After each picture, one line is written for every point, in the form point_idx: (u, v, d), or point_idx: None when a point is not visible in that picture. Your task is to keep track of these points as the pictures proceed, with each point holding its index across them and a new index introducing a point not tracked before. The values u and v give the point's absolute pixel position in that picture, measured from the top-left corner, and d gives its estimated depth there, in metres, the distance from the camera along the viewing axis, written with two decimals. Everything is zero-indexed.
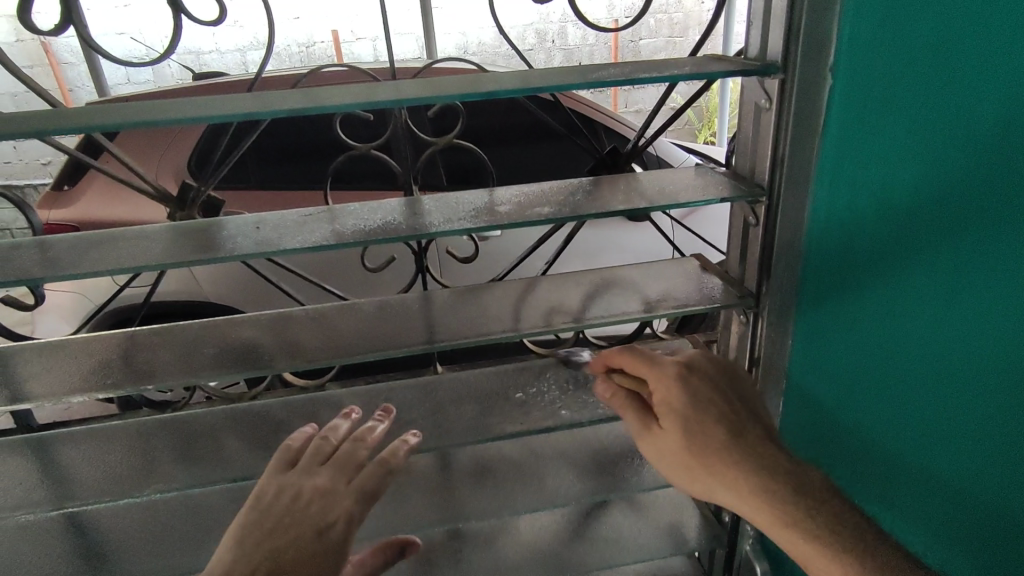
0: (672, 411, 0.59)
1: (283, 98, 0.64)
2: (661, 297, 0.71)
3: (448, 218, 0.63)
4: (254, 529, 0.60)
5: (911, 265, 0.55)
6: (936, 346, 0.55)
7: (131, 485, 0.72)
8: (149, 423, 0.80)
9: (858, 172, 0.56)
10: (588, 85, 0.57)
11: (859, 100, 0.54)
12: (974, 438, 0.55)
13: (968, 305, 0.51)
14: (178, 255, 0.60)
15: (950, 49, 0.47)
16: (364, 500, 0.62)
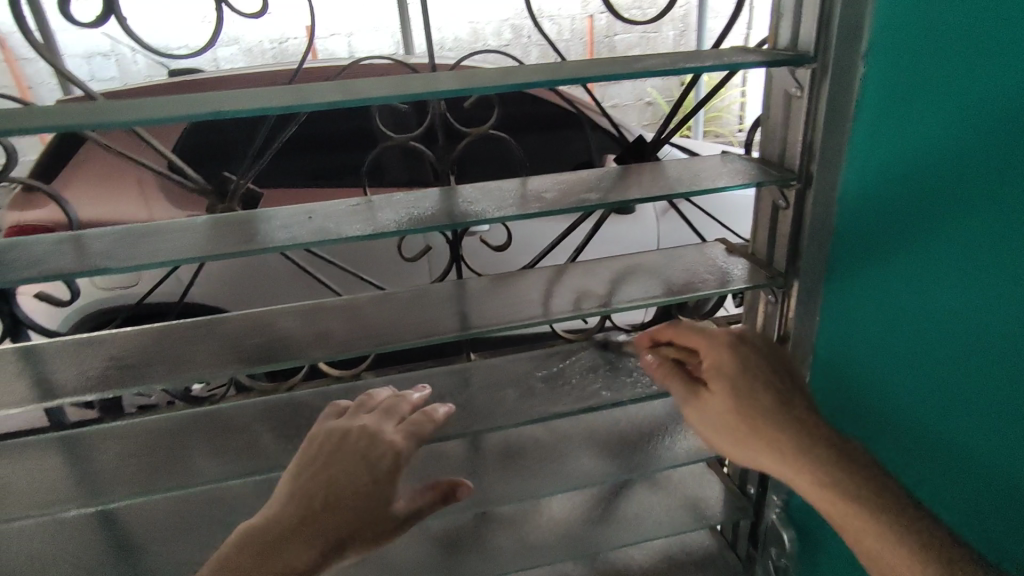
0: (721, 377, 0.64)
1: (319, 90, 0.61)
2: (693, 278, 0.74)
3: (491, 205, 0.65)
4: (312, 462, 0.61)
5: (941, 242, 0.58)
6: (963, 318, 0.59)
7: (166, 479, 0.71)
8: (180, 419, 0.79)
9: (890, 155, 0.60)
10: (632, 73, 0.60)
11: (894, 87, 0.58)
12: (999, 408, 0.58)
13: (996, 278, 0.54)
14: (219, 247, 0.57)
15: (981, 35, 0.50)
16: (413, 440, 0.62)
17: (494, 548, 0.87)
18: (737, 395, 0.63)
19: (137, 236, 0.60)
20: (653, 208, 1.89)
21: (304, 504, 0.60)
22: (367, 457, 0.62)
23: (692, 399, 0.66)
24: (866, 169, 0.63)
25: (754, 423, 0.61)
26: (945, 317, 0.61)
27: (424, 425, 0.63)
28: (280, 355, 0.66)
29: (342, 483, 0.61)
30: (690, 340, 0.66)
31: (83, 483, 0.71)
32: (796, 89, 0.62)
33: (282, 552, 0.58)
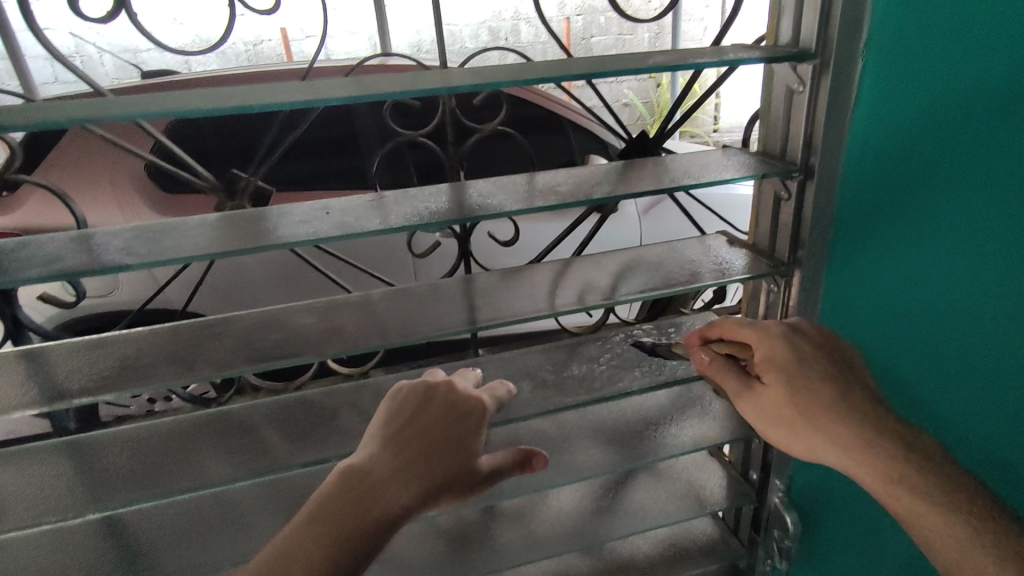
0: (778, 370, 0.66)
1: (332, 87, 0.59)
2: (699, 268, 0.75)
3: (506, 199, 0.65)
4: (396, 417, 0.64)
5: (953, 216, 0.65)
6: (975, 283, 0.66)
7: (166, 482, 0.68)
8: (176, 422, 0.76)
9: (895, 146, 0.65)
10: (646, 69, 0.61)
11: (900, 86, 0.62)
12: (1011, 357, 0.65)
13: (1006, 243, 0.62)
14: (238, 242, 0.57)
15: (982, 32, 0.56)
16: (496, 404, 0.69)
17: (502, 539, 0.86)
18: (793, 388, 0.65)
19: (153, 233, 0.59)
20: (636, 207, 1.93)
21: (396, 450, 0.61)
22: (450, 419, 0.65)
23: (746, 393, 0.68)
24: (873, 155, 0.67)
25: (810, 412, 0.64)
26: (959, 283, 0.67)
27: (497, 392, 0.71)
28: (297, 351, 0.65)
29: (432, 434, 0.63)
30: (743, 335, 0.68)
31: (84, 490, 0.68)
32: (801, 84, 0.64)
33: (379, 495, 0.58)
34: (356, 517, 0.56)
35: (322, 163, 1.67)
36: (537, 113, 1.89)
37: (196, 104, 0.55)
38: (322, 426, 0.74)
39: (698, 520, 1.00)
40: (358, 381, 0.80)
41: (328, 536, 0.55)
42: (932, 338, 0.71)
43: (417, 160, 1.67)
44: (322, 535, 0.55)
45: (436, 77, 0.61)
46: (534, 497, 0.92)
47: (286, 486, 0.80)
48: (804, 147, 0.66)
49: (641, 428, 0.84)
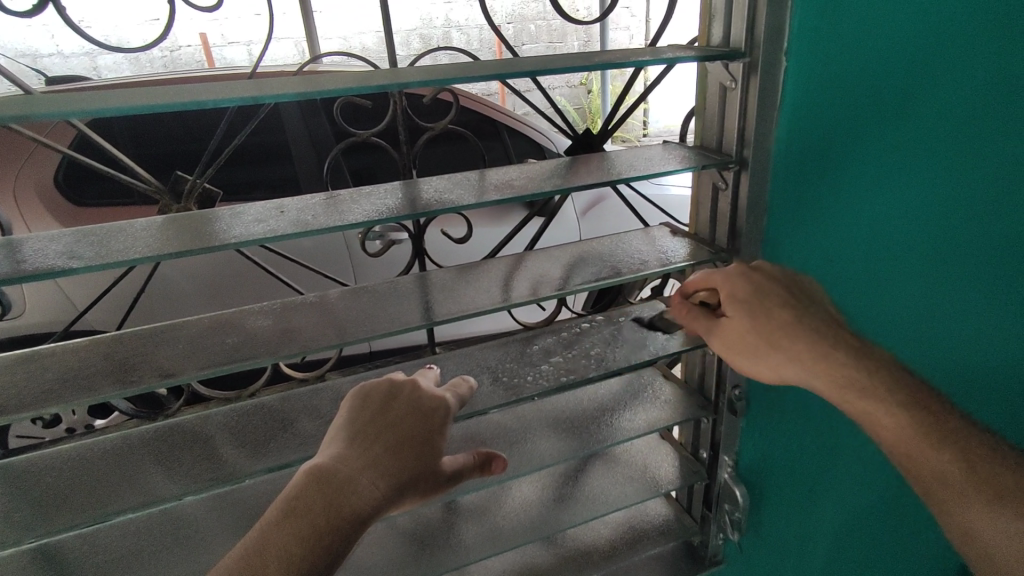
0: (738, 304, 0.68)
1: (281, 84, 0.57)
2: (647, 256, 0.79)
3: (462, 194, 0.66)
4: (359, 416, 0.63)
5: (867, 194, 0.74)
6: (886, 250, 0.75)
7: (109, 502, 0.64)
8: (116, 441, 0.72)
9: (819, 132, 0.71)
10: (593, 66, 0.63)
11: (816, 77, 0.68)
12: (917, 302, 0.77)
13: (916, 211, 0.73)
14: (189, 243, 0.55)
15: (897, 30, 0.64)
16: (459, 402, 0.69)
17: (467, 536, 0.86)
18: (754, 315, 0.67)
19: (96, 237, 0.57)
20: (575, 209, 1.98)
21: (364, 447, 0.61)
22: (414, 418, 0.65)
23: (714, 331, 0.70)
24: (829, 132, 0.71)
25: (775, 335, 0.67)
26: (874, 251, 0.76)
27: (460, 387, 0.70)
28: (253, 354, 0.64)
29: (399, 431, 0.63)
30: (707, 281, 0.70)
31: (13, 519, 0.63)
32: (733, 82, 0.69)
33: (351, 490, 0.58)
34: (329, 516, 0.56)
35: (260, 168, 1.62)
36: (477, 118, 1.91)
37: (129, 99, 0.52)
38: (279, 432, 0.72)
39: (652, 503, 1.04)
40: (314, 385, 0.79)
41: (304, 533, 0.55)
42: (902, 285, 0.77)
43: (359, 164, 1.65)
44: (298, 532, 0.55)
45: (389, 74, 0.61)
46: (493, 491, 0.92)
47: (239, 498, 0.77)
48: (737, 141, 0.72)
49: (597, 415, 0.87)
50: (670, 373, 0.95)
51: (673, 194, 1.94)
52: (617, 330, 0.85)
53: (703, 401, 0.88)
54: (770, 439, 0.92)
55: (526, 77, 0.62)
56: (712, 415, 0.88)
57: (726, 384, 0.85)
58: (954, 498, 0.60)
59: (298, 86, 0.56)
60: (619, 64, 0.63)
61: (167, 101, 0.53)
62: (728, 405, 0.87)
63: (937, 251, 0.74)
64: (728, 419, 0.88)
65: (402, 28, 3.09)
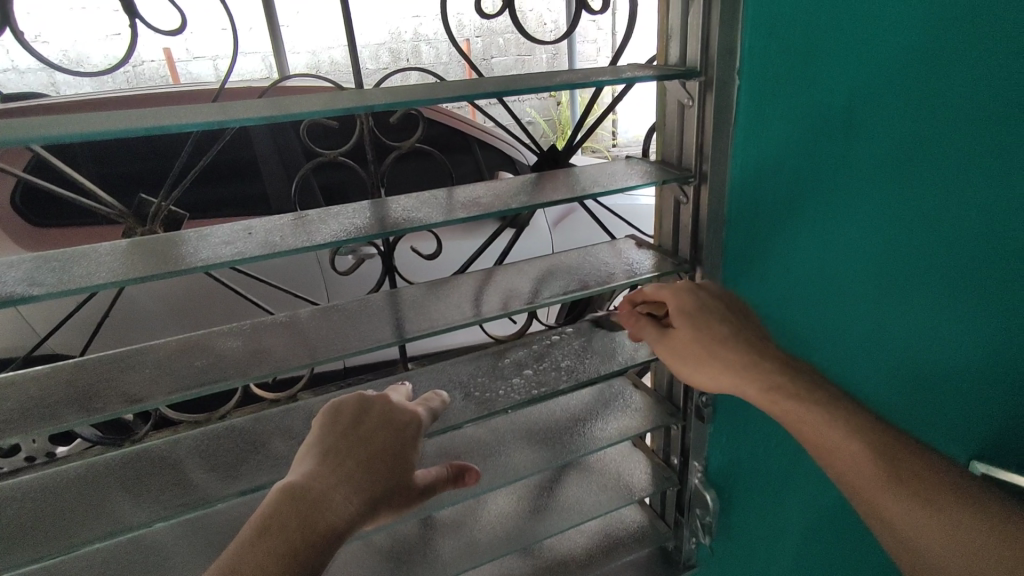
0: (685, 316, 0.72)
1: (246, 107, 0.57)
2: (614, 269, 0.81)
3: (429, 212, 0.67)
4: (329, 433, 0.63)
5: (824, 200, 0.76)
6: (846, 254, 0.78)
7: (76, 532, 0.62)
8: (81, 469, 0.70)
9: (771, 144, 0.75)
10: (555, 86, 0.65)
11: (768, 96, 0.72)
12: (879, 309, 0.78)
13: (870, 219, 0.74)
14: (156, 267, 0.55)
15: (837, 42, 0.67)
16: (431, 416, 0.69)
17: (442, 550, 0.86)
18: (696, 327, 0.71)
19: (57, 263, 0.56)
20: (547, 221, 2.00)
21: (336, 463, 0.61)
22: (387, 432, 0.65)
23: (661, 337, 0.75)
24: (782, 145, 0.74)
25: (716, 344, 0.71)
26: (835, 256, 0.79)
27: (432, 402, 0.71)
28: (222, 376, 0.63)
29: (371, 445, 0.63)
30: (656, 292, 0.74)
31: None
32: (690, 100, 0.72)
33: (326, 507, 0.58)
34: (305, 533, 0.56)
35: (226, 186, 1.60)
36: (447, 132, 1.92)
37: (90, 125, 0.51)
38: (249, 454, 0.71)
39: (626, 510, 1.05)
40: (285, 406, 0.78)
41: (279, 551, 0.54)
42: (861, 291, 0.79)
43: (328, 180, 1.64)
44: (274, 550, 0.54)
45: (355, 96, 0.62)
46: (468, 505, 0.93)
47: (211, 522, 0.76)
48: (695, 155, 0.74)
49: (569, 426, 0.88)
50: (640, 381, 0.97)
51: (643, 204, 1.98)
52: (587, 342, 0.87)
53: (672, 408, 0.90)
54: (738, 443, 0.95)
55: (491, 98, 0.63)
56: (682, 422, 0.89)
57: (694, 392, 0.87)
58: None
59: (264, 110, 0.57)
60: (581, 84, 0.65)
61: (129, 126, 0.53)
62: (697, 412, 0.89)
63: (892, 259, 0.75)
64: (696, 425, 0.90)
65: (371, 42, 3.10)
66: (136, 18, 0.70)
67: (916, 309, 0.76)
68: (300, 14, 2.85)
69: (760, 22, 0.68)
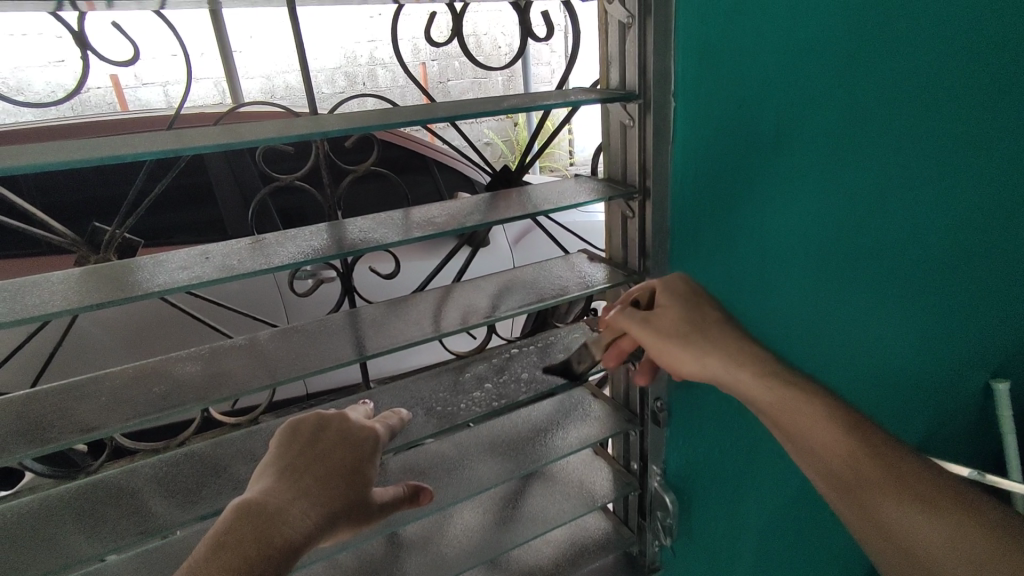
0: (674, 296, 0.76)
1: (201, 135, 0.58)
2: (567, 282, 0.84)
3: (384, 232, 0.69)
4: (288, 450, 0.65)
5: (758, 192, 0.83)
6: (782, 234, 0.86)
7: (22, 568, 0.61)
8: (30, 504, 0.68)
9: (712, 146, 0.80)
10: (504, 109, 0.68)
11: (701, 115, 0.78)
12: (804, 278, 0.90)
13: (798, 199, 0.84)
14: (110, 294, 0.55)
15: (760, 48, 0.75)
16: (389, 434, 0.71)
17: (408, 568, 0.86)
18: (685, 306, 0.75)
19: (6, 293, 0.55)
20: (506, 239, 2.04)
21: (294, 479, 0.62)
22: (343, 448, 0.66)
23: (648, 318, 0.74)
24: (719, 150, 0.80)
25: (701, 325, 0.74)
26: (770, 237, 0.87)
27: (390, 419, 0.73)
28: (178, 402, 0.63)
29: (329, 461, 0.65)
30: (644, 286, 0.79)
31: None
32: (631, 120, 0.77)
33: (283, 521, 0.58)
34: (258, 546, 0.56)
35: (181, 213, 1.58)
36: (404, 155, 1.94)
37: (39, 156, 0.51)
38: (208, 480, 0.71)
39: (590, 517, 1.08)
40: (244, 431, 0.77)
41: (234, 565, 0.54)
42: (793, 266, 0.89)
43: (284, 205, 1.64)
44: (225, 565, 0.54)
45: (309, 122, 0.63)
46: (435, 521, 0.93)
47: (169, 552, 0.75)
48: (639, 172, 0.79)
49: (531, 437, 0.90)
50: (598, 390, 1.00)
51: (599, 220, 2.05)
52: (545, 353, 0.90)
53: (629, 415, 0.94)
54: (694, 445, 0.98)
55: (442, 122, 0.66)
56: (641, 426, 0.93)
57: (648, 397, 0.90)
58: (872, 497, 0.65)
59: (218, 137, 0.58)
60: (527, 107, 0.69)
61: (80, 157, 0.54)
62: (653, 416, 0.92)
63: (817, 231, 0.87)
64: (652, 429, 0.94)
65: (327, 66, 3.09)
66: (88, 49, 0.71)
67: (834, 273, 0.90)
68: (253, 38, 2.80)
69: (690, 53, 0.74)
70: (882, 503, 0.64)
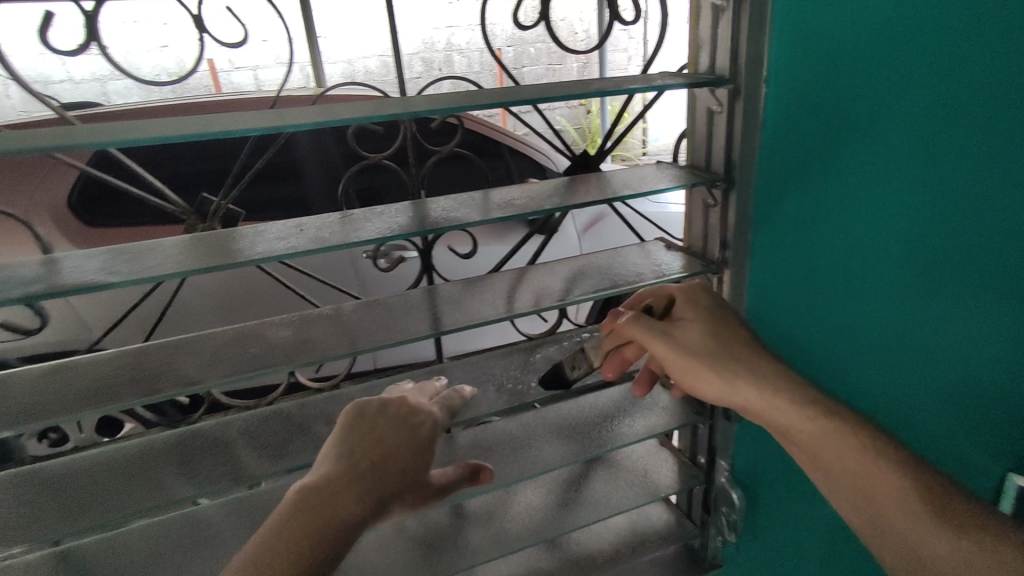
0: (698, 306, 0.76)
1: (300, 114, 0.62)
2: (643, 270, 0.83)
3: (464, 213, 0.71)
4: (353, 429, 0.67)
5: (838, 195, 0.75)
6: (861, 247, 0.75)
7: (133, 502, 0.68)
8: (140, 447, 0.75)
9: (797, 139, 0.75)
10: (590, 92, 0.68)
11: (787, 106, 0.74)
12: (882, 306, 0.75)
13: (880, 212, 0.72)
14: (217, 259, 0.60)
15: (851, 29, 0.66)
16: (445, 420, 0.72)
17: (472, 540, 0.89)
18: (708, 317, 0.75)
19: (128, 254, 0.61)
20: (576, 226, 2.03)
21: (355, 459, 0.64)
22: (402, 432, 0.68)
23: (667, 333, 0.74)
24: (805, 142, 0.75)
25: (725, 339, 0.74)
26: (848, 248, 0.76)
27: (450, 403, 0.74)
28: (269, 364, 0.68)
29: (389, 444, 0.66)
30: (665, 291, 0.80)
31: (37, 522, 0.66)
32: (718, 106, 0.77)
33: (341, 503, 0.60)
34: (320, 521, 0.58)
35: (270, 189, 1.67)
36: (479, 139, 1.96)
37: (162, 130, 0.56)
38: (293, 437, 0.75)
39: (652, 508, 1.07)
40: (325, 396, 0.82)
41: (301, 535, 0.57)
42: (870, 291, 0.76)
43: (364, 185, 1.69)
44: (294, 536, 0.57)
45: (400, 103, 0.66)
46: (498, 497, 0.95)
47: (256, 502, 0.80)
48: (724, 161, 0.78)
49: (597, 422, 0.91)
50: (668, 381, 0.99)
51: (671, 211, 2.00)
52: None
53: (699, 407, 0.92)
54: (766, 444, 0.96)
55: (525, 105, 0.67)
56: (708, 419, 0.91)
57: None
58: (886, 513, 0.61)
59: (316, 116, 0.62)
60: (612, 91, 0.68)
61: (195, 132, 0.58)
62: (723, 410, 0.91)
63: (900, 257, 0.72)
64: (722, 423, 0.93)
65: (406, 52, 3.15)
66: (203, 32, 0.76)
67: (913, 310, 0.73)
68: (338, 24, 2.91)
69: (785, 39, 0.72)
70: (907, 519, 0.59)
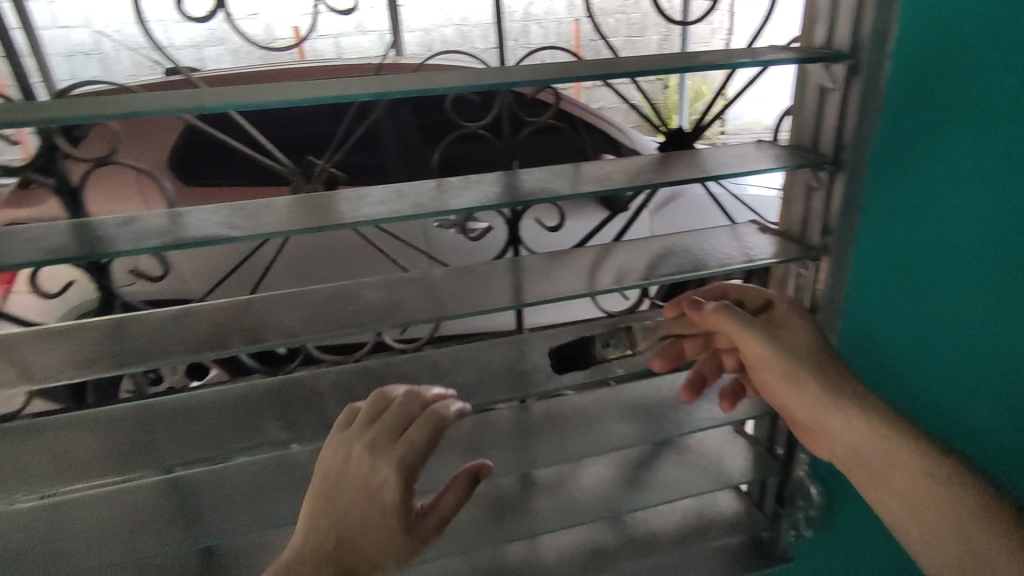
0: (799, 316, 0.80)
1: (405, 80, 0.63)
2: (734, 253, 0.81)
3: (557, 186, 0.71)
4: (317, 500, 0.61)
5: (945, 185, 0.74)
6: (962, 238, 0.74)
7: (235, 442, 0.73)
8: (240, 391, 0.81)
9: (911, 124, 0.75)
10: (696, 66, 0.66)
11: (904, 89, 0.74)
12: (978, 298, 0.74)
13: (984, 203, 0.70)
14: (323, 220, 0.62)
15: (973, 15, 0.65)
16: (413, 461, 0.61)
17: (541, 508, 0.91)
18: (809, 329, 0.79)
19: (241, 210, 0.65)
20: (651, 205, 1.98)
21: (322, 533, 0.59)
22: (362, 494, 0.60)
23: (773, 336, 0.77)
24: (917, 126, 0.74)
25: (823, 353, 0.78)
26: (949, 239, 0.75)
27: (425, 431, 0.62)
28: (363, 323, 0.71)
29: (351, 511, 0.60)
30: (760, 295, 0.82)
31: (153, 450, 0.73)
32: (833, 83, 0.72)
33: None
34: None
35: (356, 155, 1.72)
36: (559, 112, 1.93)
37: (278, 93, 0.59)
38: (379, 395, 0.79)
39: (719, 495, 1.06)
40: (408, 358, 0.85)
41: None
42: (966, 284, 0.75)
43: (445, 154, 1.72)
44: None
45: (501, 72, 0.65)
46: (566, 469, 0.97)
47: None
48: (833, 142, 0.74)
49: (674, 404, 0.90)
50: None
51: (753, 193, 1.92)
52: None
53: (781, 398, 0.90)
54: None
55: (627, 77, 0.65)
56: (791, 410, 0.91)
57: None
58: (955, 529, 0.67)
59: (422, 84, 0.62)
60: (717, 65, 0.66)
61: (308, 96, 0.60)
62: None
63: (999, 252, 0.70)
64: None
65: None
66: None
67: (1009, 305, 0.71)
68: None
69: (916, 18, 0.70)
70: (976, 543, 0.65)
